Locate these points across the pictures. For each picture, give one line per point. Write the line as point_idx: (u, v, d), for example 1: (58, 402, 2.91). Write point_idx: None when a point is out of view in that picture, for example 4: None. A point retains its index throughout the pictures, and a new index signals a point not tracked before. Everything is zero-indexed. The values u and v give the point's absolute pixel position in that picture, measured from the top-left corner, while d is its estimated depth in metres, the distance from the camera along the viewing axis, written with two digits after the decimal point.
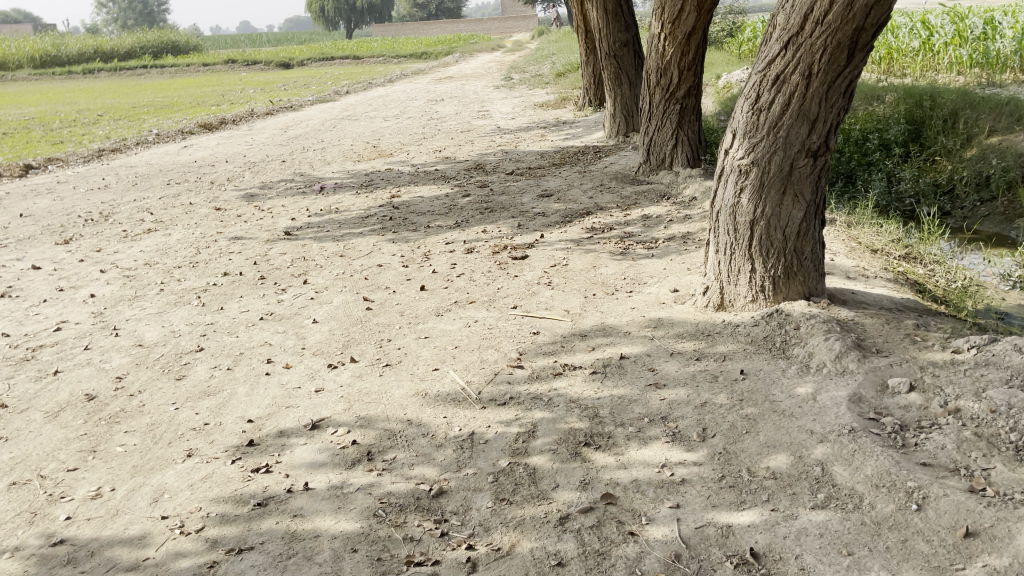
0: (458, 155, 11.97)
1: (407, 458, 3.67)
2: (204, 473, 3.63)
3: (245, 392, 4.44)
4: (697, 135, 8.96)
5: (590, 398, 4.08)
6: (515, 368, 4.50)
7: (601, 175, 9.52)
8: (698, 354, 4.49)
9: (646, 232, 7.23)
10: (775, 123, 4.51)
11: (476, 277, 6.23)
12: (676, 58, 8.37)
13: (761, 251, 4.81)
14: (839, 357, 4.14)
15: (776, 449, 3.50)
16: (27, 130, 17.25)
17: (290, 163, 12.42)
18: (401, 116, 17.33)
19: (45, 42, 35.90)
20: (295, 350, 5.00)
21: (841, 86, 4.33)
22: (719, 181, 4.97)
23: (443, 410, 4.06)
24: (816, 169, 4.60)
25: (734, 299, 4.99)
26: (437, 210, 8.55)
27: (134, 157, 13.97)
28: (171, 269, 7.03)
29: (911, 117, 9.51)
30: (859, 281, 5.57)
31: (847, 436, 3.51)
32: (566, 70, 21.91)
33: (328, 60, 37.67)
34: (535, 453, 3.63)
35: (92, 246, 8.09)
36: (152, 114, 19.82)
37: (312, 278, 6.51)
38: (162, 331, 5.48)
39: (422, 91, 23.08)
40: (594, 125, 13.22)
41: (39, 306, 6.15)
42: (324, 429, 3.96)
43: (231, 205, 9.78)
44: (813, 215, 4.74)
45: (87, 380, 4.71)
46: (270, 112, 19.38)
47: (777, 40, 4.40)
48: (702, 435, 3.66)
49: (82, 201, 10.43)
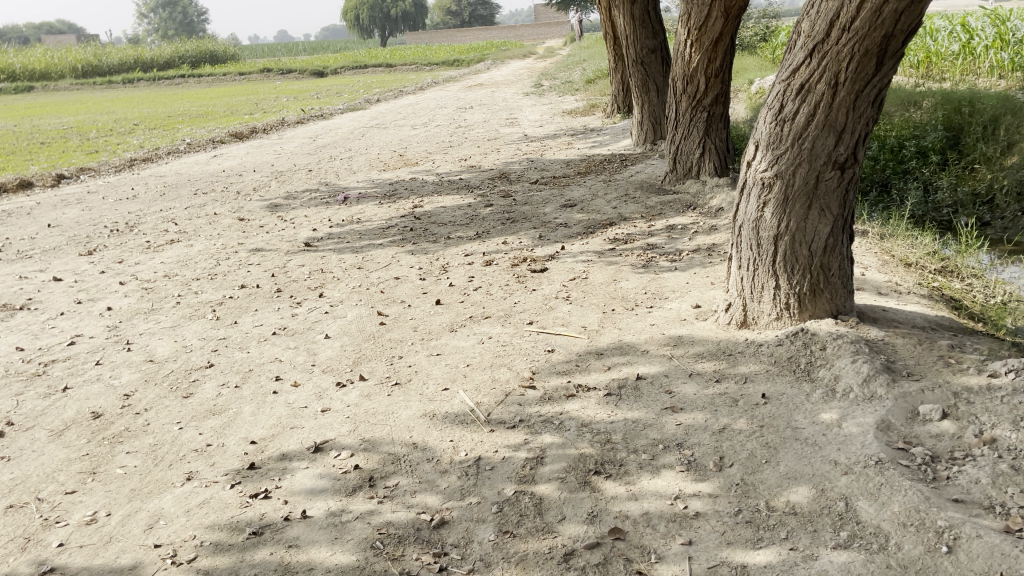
0: (484, 163, 11.86)
1: (409, 484, 3.53)
2: (201, 499, 3.53)
3: (251, 412, 4.34)
4: (725, 143, 8.74)
5: (603, 422, 3.91)
6: (527, 388, 4.34)
7: (627, 184, 9.33)
8: (718, 375, 4.30)
9: (670, 243, 7.04)
10: (800, 134, 4.31)
11: (493, 291, 6.09)
12: (702, 66, 8.16)
13: (786, 267, 4.60)
14: (867, 380, 3.92)
15: (797, 480, 3.30)
16: (64, 140, 17.54)
17: (316, 173, 12.41)
18: (430, 125, 17.28)
19: (87, 53, 36.57)
20: (304, 367, 4.90)
21: (870, 95, 4.12)
22: (741, 194, 4.78)
23: (450, 433, 3.92)
24: (843, 182, 4.39)
25: (758, 317, 4.80)
26: (458, 221, 8.43)
27: (164, 166, 14.08)
28: (189, 282, 7.00)
29: (949, 124, 9.27)
30: (891, 297, 5.33)
31: (873, 468, 3.31)
32: (596, 76, 21.72)
33: (361, 68, 37.94)
34: (542, 481, 3.47)
35: (115, 257, 8.10)
36: (187, 123, 20.03)
37: (328, 291, 6.42)
38: (174, 346, 5.42)
39: (452, 98, 23.06)
40: (622, 133, 13.02)
41: (56, 320, 6.14)
42: (327, 452, 3.85)
43: (255, 215, 9.76)
44: (841, 229, 4.52)
45: (95, 398, 4.66)
46: (301, 120, 19.46)
47: (802, 47, 4.21)
48: (718, 464, 3.48)
49: (109, 212, 10.50)
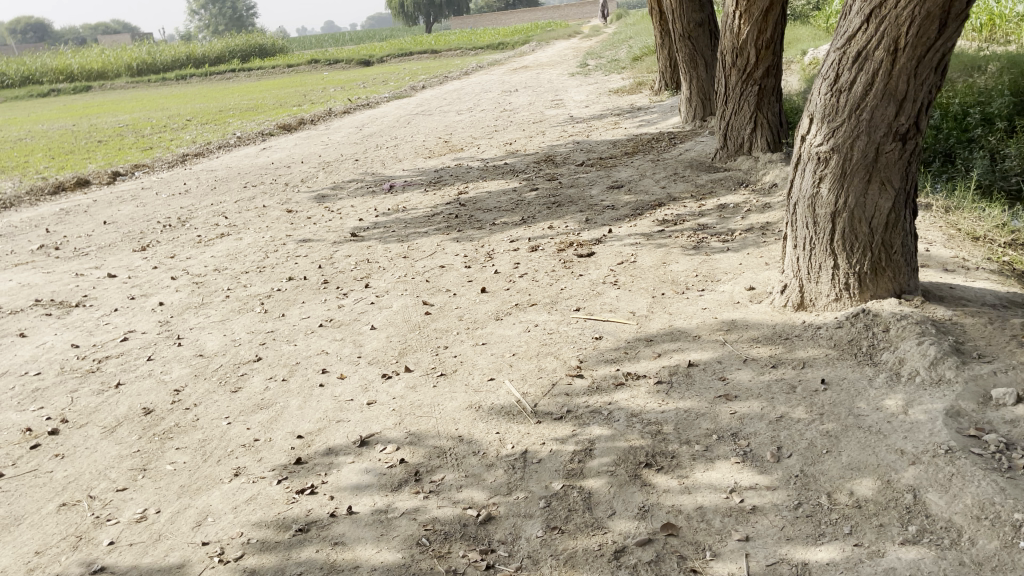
0: (529, 147, 11.73)
1: (455, 479, 3.46)
2: (248, 495, 3.51)
3: (298, 405, 4.33)
4: (777, 117, 8.44)
5: (654, 412, 3.78)
6: (575, 378, 4.24)
7: (676, 163, 9.10)
8: (774, 361, 4.14)
9: (722, 223, 6.82)
10: (857, 105, 4.09)
11: (540, 277, 5.98)
12: (752, 37, 7.87)
13: (845, 245, 4.39)
14: (934, 363, 3.71)
15: (861, 472, 3.13)
16: (120, 138, 17.90)
17: (363, 162, 12.42)
18: (475, 109, 17.18)
19: (141, 51, 37.35)
20: (350, 359, 4.87)
21: (933, 61, 3.87)
22: (796, 170, 4.58)
23: (496, 426, 3.84)
24: (905, 154, 4.15)
25: (816, 298, 4.59)
26: (504, 207, 8.33)
27: (216, 160, 14.27)
28: (239, 275, 7.05)
29: (1016, 89, 8.87)
30: (958, 274, 5.06)
31: (943, 457, 3.11)
32: (643, 53, 21.30)
33: (407, 55, 37.91)
34: (591, 474, 3.36)
35: (167, 252, 8.22)
36: (237, 117, 20.27)
37: (374, 281, 6.39)
38: (223, 340, 5.45)
39: (497, 82, 22.89)
40: (670, 110, 12.72)
41: (110, 316, 6.23)
42: (373, 446, 3.80)
43: (302, 206, 9.80)
44: (904, 204, 4.28)
45: (146, 393, 4.70)
46: (348, 111, 19.53)
47: (858, 13, 3.98)
48: (776, 455, 3.32)
49: (162, 207, 10.67)
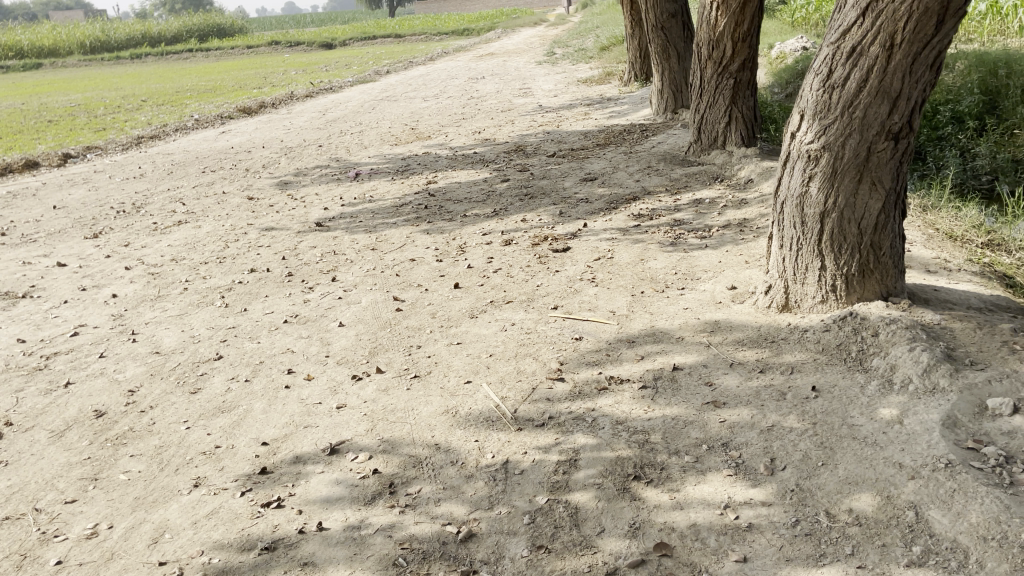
0: (498, 136, 11.50)
1: (433, 492, 3.27)
2: (209, 508, 3.27)
3: (262, 409, 4.08)
4: (752, 111, 8.33)
5: (640, 420, 3.62)
6: (556, 382, 4.06)
7: (648, 155, 8.96)
8: (762, 366, 4.00)
9: (699, 218, 6.69)
10: (850, 102, 3.96)
11: (515, 273, 5.78)
12: (729, 29, 7.72)
13: (833, 246, 4.27)
14: (928, 371, 3.60)
15: (859, 487, 3.01)
16: (72, 118, 17.22)
17: (327, 148, 12.07)
18: (441, 96, 16.87)
19: (94, 28, 36.19)
20: (318, 358, 4.63)
21: (929, 58, 3.75)
22: (784, 168, 4.44)
23: (475, 433, 3.65)
24: (897, 154, 4.03)
25: (801, 300, 4.48)
26: (475, 198, 8.11)
27: (173, 143, 13.79)
28: (197, 265, 6.73)
29: (985, 88, 8.87)
30: (941, 275, 4.98)
31: (943, 472, 3.00)
32: (610, 43, 21.15)
33: (370, 39, 37.30)
34: (577, 488, 3.19)
35: (121, 240, 7.84)
36: (195, 98, 19.69)
37: (341, 275, 6.14)
38: (181, 336, 5.16)
39: (463, 68, 22.55)
40: (640, 102, 12.57)
41: (59, 308, 5.89)
42: (344, 454, 3.58)
43: (264, 194, 9.46)
44: (893, 205, 4.17)
45: (98, 394, 4.41)
46: (310, 94, 19.06)
47: (854, 6, 3.84)
48: (770, 467, 3.19)
49: (116, 192, 10.23)
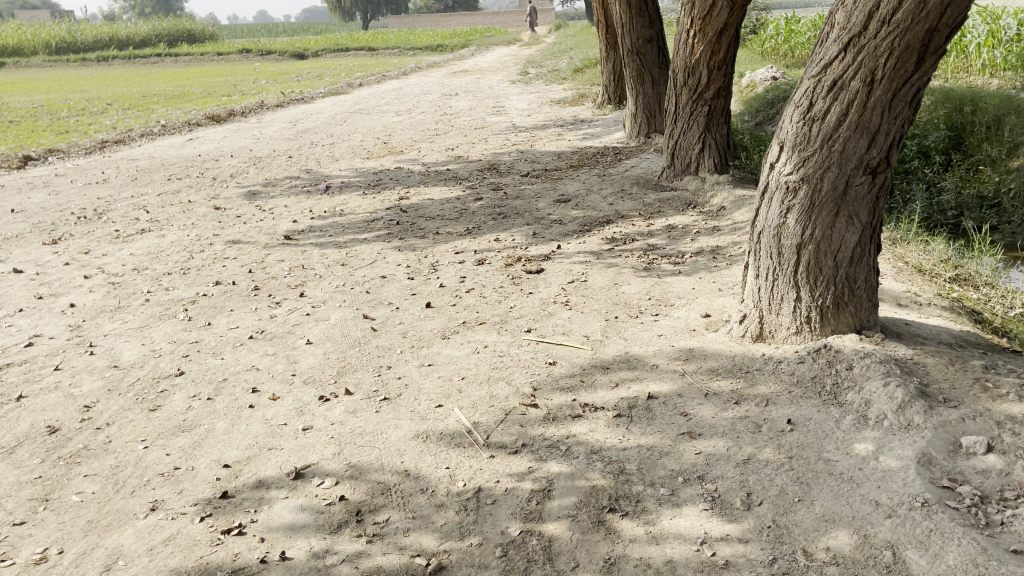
0: (471, 153, 11.46)
1: (402, 520, 3.16)
2: (166, 534, 3.13)
3: (225, 429, 3.94)
4: (725, 139, 8.38)
5: (615, 449, 3.56)
6: (529, 407, 3.98)
7: (622, 178, 8.97)
8: (737, 396, 3.96)
9: (672, 244, 6.68)
10: (830, 135, 3.96)
11: (487, 293, 5.71)
12: (706, 56, 7.76)
13: (809, 278, 4.26)
14: (902, 407, 3.59)
15: (836, 524, 2.98)
16: (34, 119, 16.83)
17: (297, 160, 11.91)
18: (414, 111, 16.80)
19: (61, 29, 35.66)
20: (283, 377, 4.50)
21: (908, 95, 3.77)
22: (762, 198, 4.43)
23: (446, 459, 3.55)
24: (874, 189, 4.04)
25: (775, 330, 4.46)
26: (447, 215, 8.04)
27: (139, 149, 13.52)
28: (160, 276, 6.55)
29: (951, 123, 8.95)
30: (912, 309, 5.01)
31: (920, 511, 2.99)
32: (584, 65, 21.29)
33: (343, 51, 37.11)
34: (551, 519, 3.11)
35: (81, 247, 7.61)
36: (162, 104, 19.36)
37: (309, 290, 6.01)
38: (142, 350, 4.99)
39: (436, 84, 22.50)
40: (613, 125, 12.62)
41: (13, 317, 5.68)
42: (309, 479, 3.46)
43: (231, 204, 9.28)
44: (869, 238, 4.18)
45: (52, 409, 4.23)
46: (281, 104, 18.87)
47: (836, 41, 3.85)
48: (746, 502, 3.14)
49: (77, 197, 9.97)
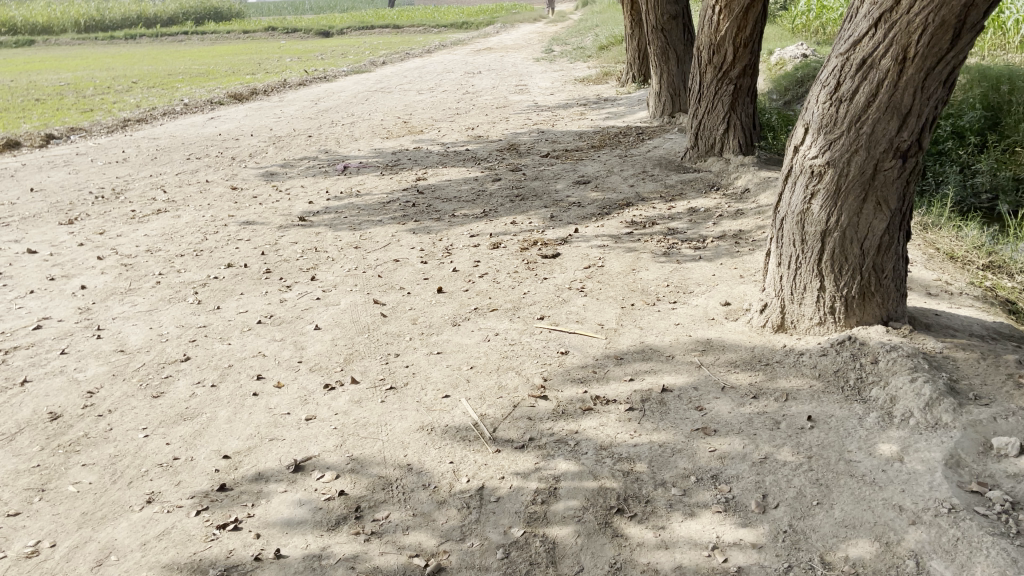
0: (491, 133, 11.28)
1: (402, 518, 3.05)
2: (160, 529, 3.05)
3: (227, 418, 3.85)
4: (751, 119, 8.13)
5: (625, 445, 3.42)
6: (538, 399, 3.85)
7: (644, 160, 8.75)
8: (755, 391, 3.80)
9: (693, 228, 6.49)
10: (858, 117, 3.76)
11: (501, 278, 5.57)
12: (731, 34, 7.49)
13: (834, 267, 4.07)
14: (930, 405, 3.41)
15: (856, 531, 2.83)
16: (60, 97, 16.89)
17: (316, 139, 11.81)
18: (436, 90, 16.61)
19: (90, 7, 35.76)
20: (290, 364, 4.41)
21: (943, 74, 3.54)
22: (786, 183, 4.24)
23: (450, 453, 3.44)
24: (904, 173, 3.83)
25: (797, 320, 4.28)
26: (464, 197, 7.89)
27: (161, 128, 13.49)
28: (173, 258, 6.48)
29: (988, 103, 8.63)
30: (942, 299, 4.80)
31: (946, 517, 2.83)
32: (609, 43, 20.91)
33: (368, 29, 36.91)
34: (556, 520, 2.99)
35: (97, 228, 7.58)
36: (187, 82, 19.35)
37: (321, 274, 5.91)
38: (149, 334, 4.92)
39: (460, 63, 22.23)
40: (636, 104, 12.36)
41: (24, 299, 5.64)
42: (309, 472, 3.36)
43: (248, 185, 9.20)
44: (898, 226, 3.97)
45: (55, 395, 4.17)
46: (304, 82, 18.76)
47: (866, 16, 3.63)
48: (762, 505, 3.00)
49: (97, 177, 9.94)
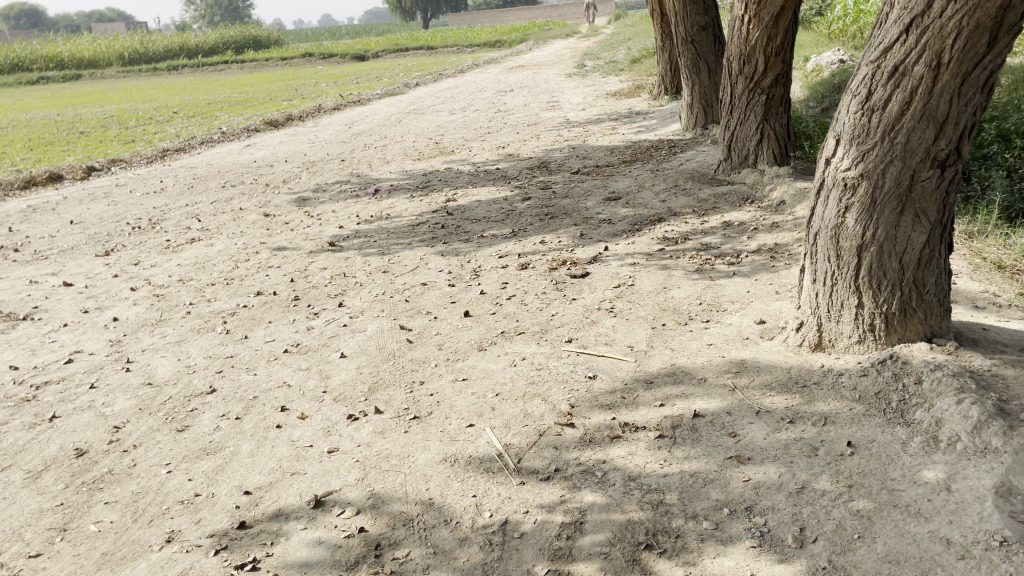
0: (522, 151, 11.21)
1: (422, 557, 2.96)
2: (178, 570, 3.00)
3: (250, 452, 3.80)
4: (785, 128, 7.92)
5: (655, 476, 3.28)
6: (565, 427, 3.73)
7: (676, 173, 8.60)
8: (791, 415, 3.63)
9: (727, 243, 6.32)
10: (892, 126, 3.59)
11: (529, 300, 5.47)
12: (761, 43, 7.32)
13: (871, 282, 3.89)
14: (979, 428, 3.21)
15: (900, 567, 2.66)
16: (104, 129, 17.29)
17: (348, 163, 11.87)
18: (468, 109, 16.62)
19: (134, 39, 36.77)
20: (314, 394, 4.35)
21: (980, 79, 3.37)
22: (818, 196, 4.07)
23: (473, 486, 3.34)
24: (943, 183, 3.65)
25: (835, 339, 4.10)
26: (493, 217, 7.82)
27: (198, 157, 13.70)
28: (203, 287, 6.51)
29: None
30: (991, 311, 4.57)
31: (999, 552, 2.65)
32: (642, 56, 20.77)
33: (403, 51, 37.28)
34: (581, 558, 2.87)
35: (132, 258, 7.66)
36: (226, 110, 19.68)
37: (349, 300, 5.87)
38: (177, 365, 4.92)
39: (493, 81, 22.29)
40: (669, 116, 12.20)
41: (57, 333, 5.69)
42: (329, 508, 3.29)
43: (281, 210, 9.26)
44: (939, 238, 3.78)
45: (82, 431, 4.17)
46: (338, 106, 18.96)
47: (896, 22, 3.48)
48: (799, 539, 2.84)
49: (135, 207, 10.10)
